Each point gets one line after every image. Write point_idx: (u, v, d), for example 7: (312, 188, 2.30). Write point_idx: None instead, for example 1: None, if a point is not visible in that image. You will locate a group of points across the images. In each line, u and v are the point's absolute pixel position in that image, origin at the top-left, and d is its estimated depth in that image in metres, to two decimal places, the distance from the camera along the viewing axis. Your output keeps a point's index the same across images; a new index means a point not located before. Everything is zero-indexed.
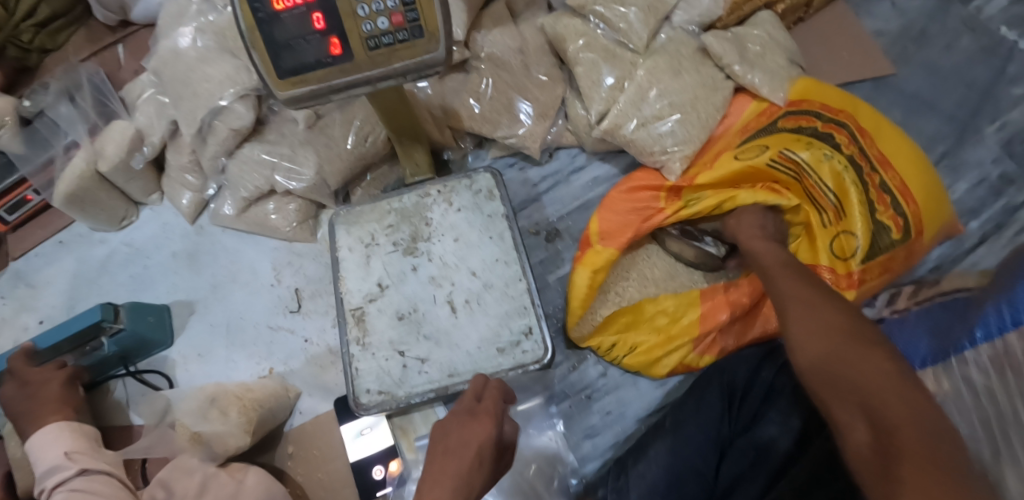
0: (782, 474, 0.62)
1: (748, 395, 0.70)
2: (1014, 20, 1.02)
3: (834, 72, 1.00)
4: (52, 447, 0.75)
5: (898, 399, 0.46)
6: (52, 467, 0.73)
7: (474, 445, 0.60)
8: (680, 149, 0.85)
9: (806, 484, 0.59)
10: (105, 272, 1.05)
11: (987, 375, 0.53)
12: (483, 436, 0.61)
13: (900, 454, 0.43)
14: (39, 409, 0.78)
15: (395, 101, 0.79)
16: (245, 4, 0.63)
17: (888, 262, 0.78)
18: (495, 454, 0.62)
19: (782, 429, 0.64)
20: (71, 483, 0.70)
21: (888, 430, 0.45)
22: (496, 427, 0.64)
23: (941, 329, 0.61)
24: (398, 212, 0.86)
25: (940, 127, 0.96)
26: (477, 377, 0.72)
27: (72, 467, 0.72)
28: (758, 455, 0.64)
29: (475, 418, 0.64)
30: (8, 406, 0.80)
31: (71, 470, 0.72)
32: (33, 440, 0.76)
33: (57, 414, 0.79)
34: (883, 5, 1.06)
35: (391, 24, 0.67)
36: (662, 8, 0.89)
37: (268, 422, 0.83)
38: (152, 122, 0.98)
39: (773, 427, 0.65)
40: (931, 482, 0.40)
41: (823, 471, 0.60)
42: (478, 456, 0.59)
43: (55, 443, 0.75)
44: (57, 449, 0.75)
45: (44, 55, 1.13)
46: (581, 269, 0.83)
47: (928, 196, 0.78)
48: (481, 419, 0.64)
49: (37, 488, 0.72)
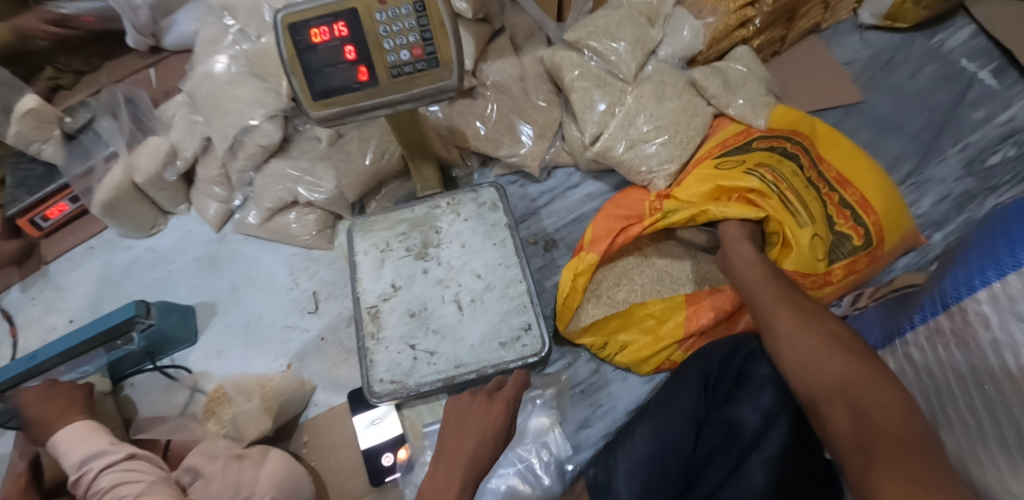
0: (753, 449, 0.67)
1: (723, 378, 0.75)
2: (972, 54, 1.13)
3: (807, 100, 1.10)
4: (88, 440, 0.80)
5: (877, 389, 0.52)
6: (94, 453, 0.78)
7: (487, 434, 0.70)
8: (664, 168, 0.97)
9: (776, 458, 0.65)
10: (130, 275, 1.12)
11: (924, 351, 0.61)
12: (499, 421, 0.71)
13: (875, 434, 0.48)
14: (61, 409, 0.84)
15: (408, 120, 0.90)
16: (287, 36, 0.75)
17: (853, 266, 0.85)
18: (505, 435, 0.72)
19: (753, 409, 0.69)
20: (122, 465, 0.77)
21: (868, 418, 0.50)
22: (508, 415, 0.73)
23: (890, 318, 0.68)
24: (409, 222, 0.95)
25: (905, 148, 1.06)
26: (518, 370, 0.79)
27: (119, 452, 0.79)
28: (731, 431, 0.70)
29: (491, 403, 0.73)
30: (25, 411, 0.84)
31: (119, 454, 0.78)
32: (64, 435, 0.81)
33: (80, 414, 0.84)
34: (853, 37, 1.17)
35: (411, 56, 0.78)
36: (649, 42, 1.00)
37: (286, 411, 0.90)
38: (185, 138, 1.08)
39: (745, 407, 0.69)
40: (901, 455, 0.46)
41: (789, 442, 0.65)
42: (492, 438, 0.70)
43: (91, 437, 0.81)
44: (98, 440, 0.80)
45: (78, 78, 1.25)
46: (564, 274, 0.91)
47: (887, 209, 0.86)
48: (496, 405, 0.73)
49: (78, 473, 0.77)
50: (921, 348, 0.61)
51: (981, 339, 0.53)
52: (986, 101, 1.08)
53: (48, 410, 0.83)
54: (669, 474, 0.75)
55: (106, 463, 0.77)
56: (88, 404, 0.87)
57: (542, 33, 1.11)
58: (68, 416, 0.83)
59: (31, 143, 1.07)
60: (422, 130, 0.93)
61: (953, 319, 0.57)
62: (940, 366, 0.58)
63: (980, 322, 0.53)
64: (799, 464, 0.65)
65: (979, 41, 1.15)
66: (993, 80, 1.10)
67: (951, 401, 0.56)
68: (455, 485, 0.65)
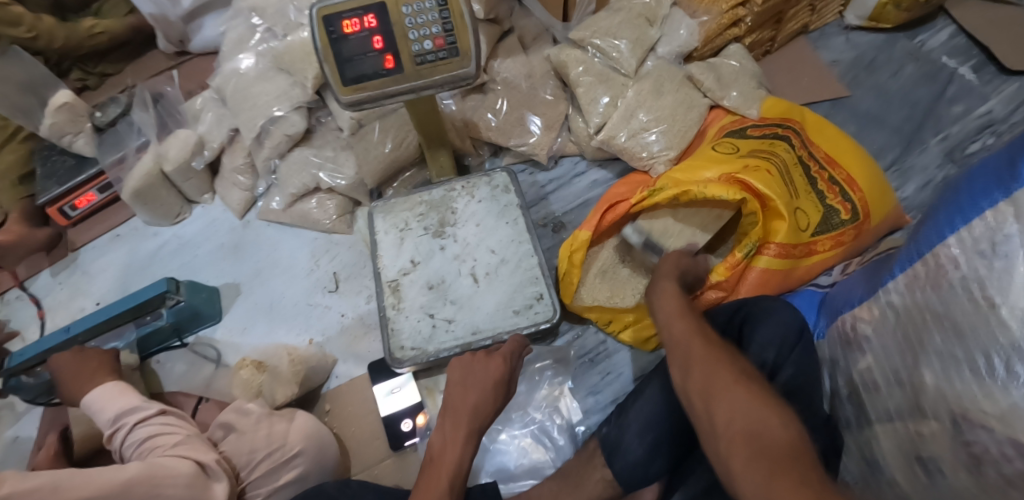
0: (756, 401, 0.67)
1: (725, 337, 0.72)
2: (952, 52, 1.23)
3: (796, 94, 1.20)
4: (123, 398, 0.84)
5: (753, 398, 0.52)
6: (129, 409, 0.83)
7: (487, 387, 0.74)
8: (664, 153, 1.04)
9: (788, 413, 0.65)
10: (156, 261, 1.18)
11: (903, 297, 0.66)
12: (499, 373, 0.75)
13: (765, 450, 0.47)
14: (94, 369, 0.87)
15: (428, 110, 0.96)
16: (322, 27, 0.82)
17: (839, 238, 0.90)
18: (504, 388, 0.76)
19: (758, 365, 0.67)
20: (157, 418, 0.81)
21: (757, 436, 0.48)
22: (507, 368, 0.77)
23: (871, 276, 0.75)
24: (427, 203, 1.01)
25: (889, 139, 1.14)
26: (513, 337, 0.84)
27: (153, 408, 0.83)
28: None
29: (489, 358, 0.77)
30: (59, 379, 0.87)
31: (151, 409, 0.82)
32: (97, 394, 0.84)
33: (111, 375, 0.88)
34: (840, 39, 1.28)
35: (434, 45, 0.84)
36: (648, 40, 1.08)
37: (311, 378, 0.96)
38: (213, 130, 1.15)
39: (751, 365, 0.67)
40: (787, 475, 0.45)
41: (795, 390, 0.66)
42: (494, 389, 0.74)
43: (125, 393, 0.85)
44: (128, 399, 0.83)
45: (103, 79, 1.33)
46: (562, 254, 0.93)
47: (872, 188, 0.93)
48: (495, 359, 0.77)
49: (114, 428, 0.81)
50: (900, 294, 0.67)
51: (952, 278, 0.59)
52: (965, 96, 1.17)
53: (79, 373, 0.86)
54: (676, 430, 0.73)
55: (141, 417, 0.81)
56: (116, 368, 0.90)
57: (548, 33, 1.20)
58: (100, 376, 0.87)
59: (64, 135, 1.13)
60: (441, 123, 0.99)
61: (928, 265, 0.63)
62: (918, 308, 0.64)
63: (951, 263, 0.60)
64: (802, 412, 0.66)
65: (958, 40, 1.24)
66: (973, 76, 1.19)
67: (929, 339, 0.62)
68: (458, 435, 0.70)
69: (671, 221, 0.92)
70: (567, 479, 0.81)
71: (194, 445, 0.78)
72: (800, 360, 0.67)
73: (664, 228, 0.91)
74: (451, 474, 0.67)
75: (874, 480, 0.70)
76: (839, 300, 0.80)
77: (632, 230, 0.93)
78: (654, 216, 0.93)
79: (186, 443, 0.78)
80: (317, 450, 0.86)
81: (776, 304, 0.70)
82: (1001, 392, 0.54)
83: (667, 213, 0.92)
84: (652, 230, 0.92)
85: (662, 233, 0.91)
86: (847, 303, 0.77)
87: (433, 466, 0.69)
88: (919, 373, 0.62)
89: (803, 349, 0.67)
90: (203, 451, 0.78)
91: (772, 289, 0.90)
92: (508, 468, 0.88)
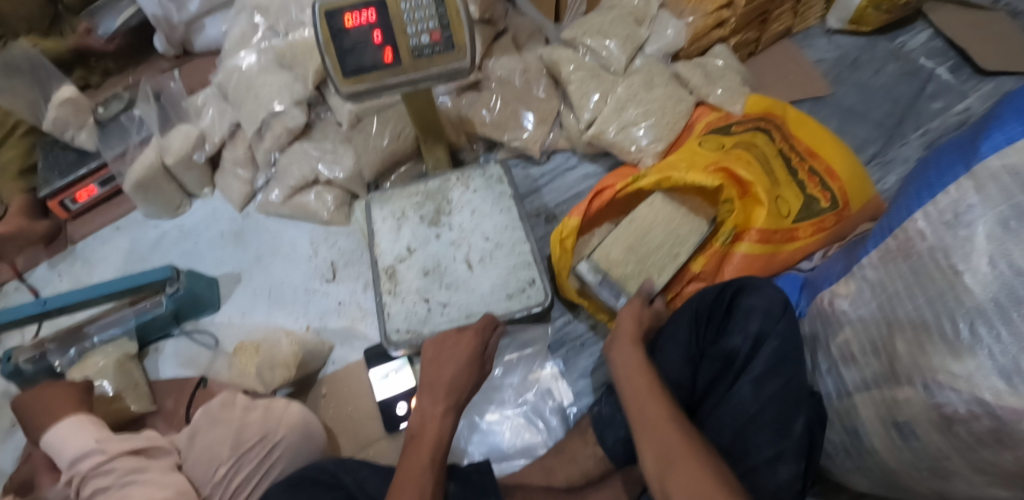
0: (743, 373, 0.70)
1: (711, 315, 0.75)
2: (929, 53, 1.28)
3: (779, 93, 1.25)
4: (78, 437, 0.76)
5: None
6: (82, 453, 0.75)
7: (462, 360, 0.77)
8: (653, 146, 1.07)
9: (778, 394, 0.67)
10: (157, 252, 1.20)
11: (878, 270, 0.68)
12: (470, 349, 0.77)
13: None
14: (53, 406, 0.81)
15: (426, 102, 0.97)
16: (325, 21, 0.84)
17: (821, 224, 0.92)
18: (479, 362, 0.78)
19: (743, 338, 0.71)
20: (107, 467, 0.73)
21: None
22: (479, 342, 0.79)
23: (849, 253, 0.77)
24: (424, 193, 1.04)
25: (870, 134, 1.19)
26: (487, 315, 0.83)
27: (106, 452, 0.75)
28: (727, 361, 0.72)
29: (462, 334, 0.79)
30: (20, 408, 0.82)
31: (104, 457, 0.74)
32: (54, 433, 0.77)
33: (71, 411, 0.80)
34: (822, 41, 1.33)
35: (431, 39, 0.85)
36: (637, 39, 1.13)
37: (308, 363, 0.98)
38: (215, 124, 1.17)
39: (737, 338, 0.71)
40: None
41: (780, 359, 0.68)
42: (466, 367, 0.76)
43: (81, 431, 0.77)
44: (83, 439, 0.76)
45: (106, 77, 1.35)
46: (552, 241, 0.96)
47: (851, 177, 0.96)
48: (467, 334, 0.79)
49: (68, 470, 0.75)
50: (874, 268, 0.69)
51: (920, 248, 0.62)
52: (942, 94, 1.22)
53: (44, 407, 0.80)
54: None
55: (92, 466, 0.74)
56: (83, 401, 0.84)
57: (541, 33, 1.24)
58: (59, 413, 0.80)
59: (67, 129, 1.16)
60: (434, 116, 1.02)
61: (898, 238, 0.66)
62: (890, 278, 0.66)
63: (918, 235, 0.63)
64: (787, 384, 0.67)
65: (936, 42, 1.30)
66: (950, 75, 1.24)
67: (900, 305, 0.64)
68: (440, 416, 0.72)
69: (626, 259, 0.92)
70: (558, 454, 0.83)
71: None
72: (784, 331, 0.69)
73: (619, 266, 0.92)
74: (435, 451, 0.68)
75: (855, 448, 0.72)
76: (819, 280, 0.82)
77: (590, 269, 0.92)
78: (610, 253, 0.92)
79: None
80: (302, 438, 0.87)
81: (760, 282, 0.73)
82: (967, 354, 0.56)
83: (622, 251, 0.92)
84: (607, 271, 0.92)
85: (618, 272, 0.92)
86: (826, 280, 0.80)
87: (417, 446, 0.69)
88: (892, 339, 0.65)
89: (787, 321, 0.70)
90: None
91: (757, 273, 0.92)
92: (501, 447, 0.91)
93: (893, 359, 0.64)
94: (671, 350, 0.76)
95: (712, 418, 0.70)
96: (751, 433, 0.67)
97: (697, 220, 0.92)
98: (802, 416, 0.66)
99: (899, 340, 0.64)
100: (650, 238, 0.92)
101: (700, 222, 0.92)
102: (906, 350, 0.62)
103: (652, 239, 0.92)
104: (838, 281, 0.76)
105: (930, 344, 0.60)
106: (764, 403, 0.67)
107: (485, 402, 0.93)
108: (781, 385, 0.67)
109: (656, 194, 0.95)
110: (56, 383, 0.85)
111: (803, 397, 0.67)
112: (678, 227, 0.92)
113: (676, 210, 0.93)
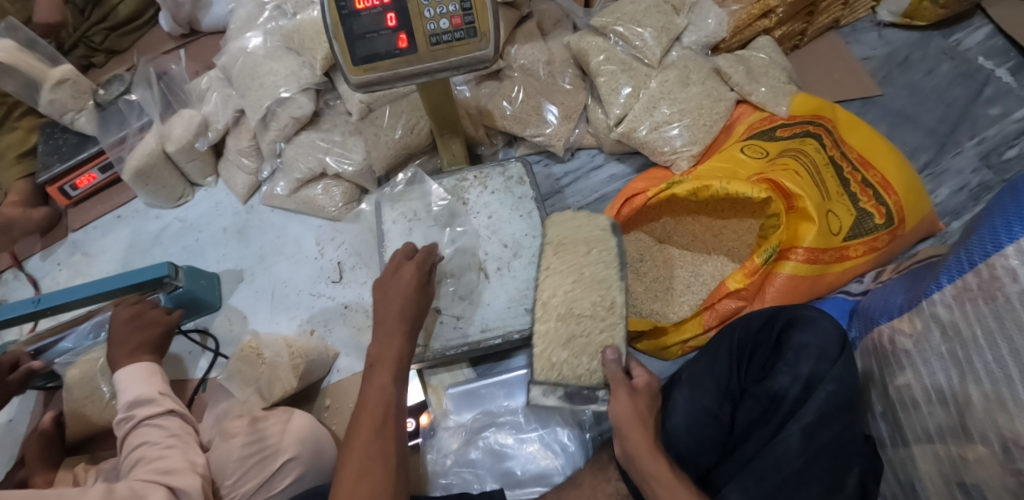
0: (792, 419, 0.62)
1: (758, 348, 0.69)
2: (988, 53, 1.17)
3: (824, 91, 1.15)
4: (147, 383, 0.80)
5: None
6: (143, 399, 0.78)
7: (404, 288, 0.75)
8: (687, 149, 0.99)
9: (827, 446, 0.61)
10: (158, 244, 1.15)
11: (951, 309, 0.59)
12: (410, 278, 0.76)
13: None
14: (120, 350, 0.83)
15: (443, 93, 0.89)
16: (332, 2, 0.73)
17: (873, 243, 0.84)
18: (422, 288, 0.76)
19: (792, 379, 0.64)
20: (159, 422, 0.76)
21: None
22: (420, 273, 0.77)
23: (913, 283, 0.69)
24: (437, 193, 0.96)
25: (922, 140, 1.09)
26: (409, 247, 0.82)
27: (162, 406, 0.78)
28: (771, 404, 0.64)
29: (401, 269, 0.77)
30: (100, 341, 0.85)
31: (160, 407, 0.78)
32: (126, 372, 0.81)
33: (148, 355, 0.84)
34: (872, 35, 1.23)
35: (451, 25, 0.75)
36: (674, 29, 1.02)
37: (311, 371, 0.93)
38: (219, 110, 1.10)
39: (784, 378, 0.64)
40: None
41: (829, 410, 0.61)
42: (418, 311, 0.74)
43: (149, 380, 0.81)
44: (151, 386, 0.80)
45: (111, 57, 1.28)
46: None
47: (907, 190, 0.87)
48: (406, 268, 0.77)
49: (123, 415, 0.77)
50: (947, 306, 0.60)
51: (1009, 291, 0.52)
52: (1002, 98, 1.11)
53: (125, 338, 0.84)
54: (705, 443, 0.68)
55: (148, 415, 0.76)
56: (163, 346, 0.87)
57: (568, 20, 1.14)
58: (135, 355, 0.83)
59: (66, 112, 1.10)
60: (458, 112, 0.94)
61: (980, 276, 0.56)
62: (966, 320, 0.57)
63: (1008, 275, 0.53)
64: (836, 436, 0.61)
65: (996, 41, 1.18)
66: (1010, 77, 1.13)
67: (977, 353, 0.55)
68: (382, 368, 0.70)
69: (572, 352, 0.72)
70: (572, 483, 0.76)
71: (174, 462, 0.71)
72: (841, 375, 0.62)
73: (570, 365, 0.72)
74: (379, 416, 0.66)
75: None
76: (874, 309, 0.75)
77: (544, 392, 0.72)
78: (551, 359, 0.72)
79: (166, 460, 0.71)
80: (311, 454, 0.81)
81: (814, 314, 0.67)
82: None
83: (562, 347, 0.72)
84: (564, 379, 0.72)
85: (573, 372, 0.72)
86: (885, 312, 0.71)
87: (365, 409, 0.67)
88: (965, 390, 0.56)
89: (845, 363, 0.63)
90: (186, 470, 0.71)
91: (802, 297, 0.84)
92: (515, 474, 0.84)
93: (963, 410, 0.56)
94: (703, 386, 0.70)
95: (748, 467, 0.63)
96: (794, 489, 0.60)
97: (603, 253, 0.75)
98: (855, 468, 0.62)
99: (972, 390, 0.56)
100: (579, 313, 0.72)
101: (611, 252, 0.75)
102: (981, 404, 0.54)
103: (582, 311, 0.72)
104: (901, 315, 0.68)
105: (1013, 401, 0.51)
106: (812, 455, 0.60)
107: (499, 423, 0.87)
108: (833, 436, 0.61)
109: (552, 261, 0.76)
110: (151, 308, 0.89)
111: (854, 448, 0.62)
112: (594, 278, 0.73)
113: (582, 261, 0.75)
